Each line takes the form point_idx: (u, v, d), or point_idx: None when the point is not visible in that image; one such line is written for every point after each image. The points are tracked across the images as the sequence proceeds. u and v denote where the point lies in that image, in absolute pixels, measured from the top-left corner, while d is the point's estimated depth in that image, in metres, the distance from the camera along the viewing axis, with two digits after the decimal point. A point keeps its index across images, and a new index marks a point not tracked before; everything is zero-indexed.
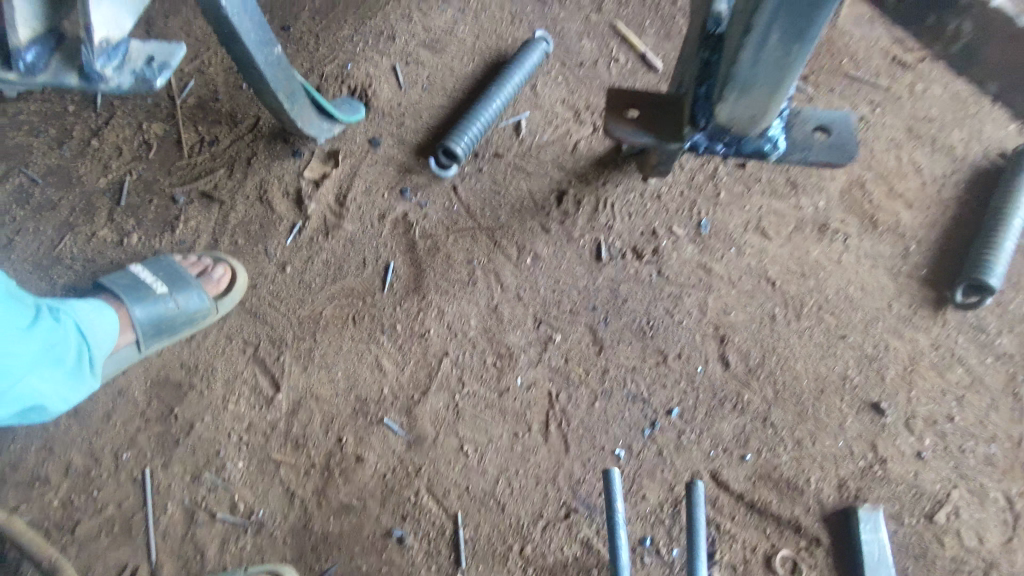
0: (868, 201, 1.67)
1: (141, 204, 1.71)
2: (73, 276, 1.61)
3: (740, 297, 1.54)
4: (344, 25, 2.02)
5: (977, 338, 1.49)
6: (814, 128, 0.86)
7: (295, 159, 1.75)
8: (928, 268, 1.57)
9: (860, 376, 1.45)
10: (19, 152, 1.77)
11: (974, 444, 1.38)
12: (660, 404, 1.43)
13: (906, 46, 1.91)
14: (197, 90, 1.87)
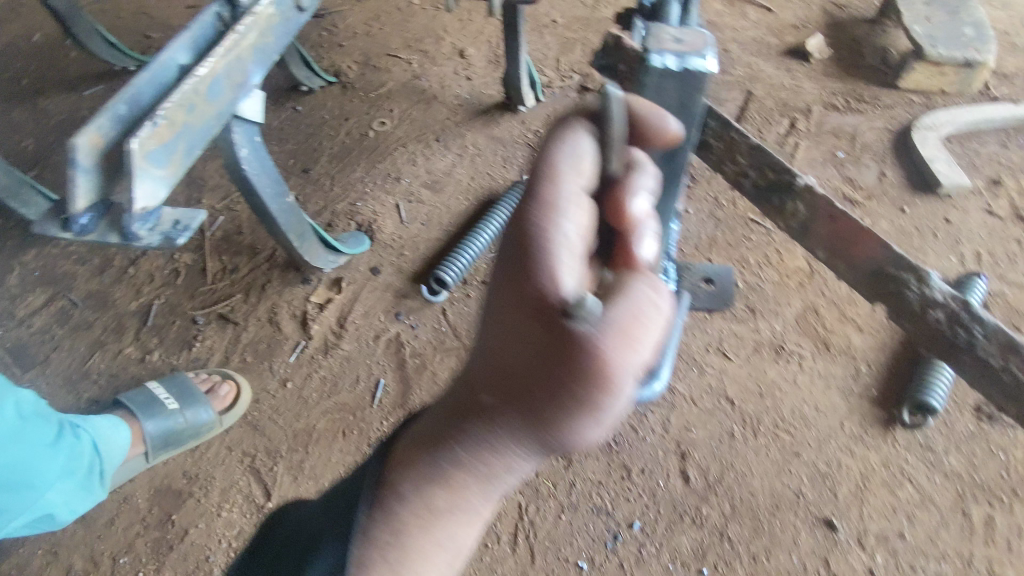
0: (822, 325, 1.82)
1: (165, 325, 1.92)
2: (97, 389, 1.79)
3: (701, 415, 1.67)
4: (357, 168, 2.34)
5: (926, 457, 1.59)
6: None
7: (305, 285, 1.98)
8: (877, 389, 1.70)
9: (813, 493, 1.54)
10: (65, 279, 2.03)
11: (925, 562, 1.45)
12: (623, 517, 1.52)
13: (855, 186, 2.17)
14: (225, 225, 2.15)
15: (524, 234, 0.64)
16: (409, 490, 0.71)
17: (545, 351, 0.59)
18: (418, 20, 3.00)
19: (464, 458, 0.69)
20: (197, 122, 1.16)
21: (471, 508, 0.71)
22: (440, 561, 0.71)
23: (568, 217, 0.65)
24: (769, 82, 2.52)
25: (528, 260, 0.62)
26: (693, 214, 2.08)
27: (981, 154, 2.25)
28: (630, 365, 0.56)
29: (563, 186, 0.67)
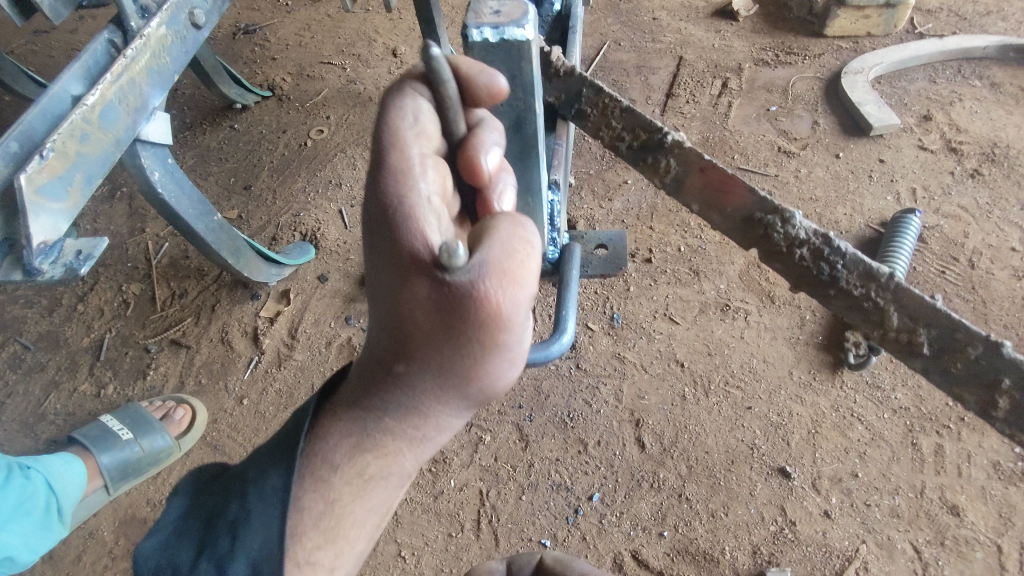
0: (765, 279, 1.84)
1: (118, 357, 1.92)
2: (55, 429, 1.79)
3: (652, 381, 1.68)
4: (298, 179, 2.34)
5: (873, 395, 1.61)
6: (597, 247, 1.28)
7: (253, 301, 1.98)
8: (823, 335, 1.72)
9: (767, 443, 1.56)
10: (15, 323, 2.02)
11: (879, 498, 1.47)
12: (582, 490, 1.53)
13: (789, 138, 2.18)
14: (170, 251, 2.15)
15: (386, 207, 0.67)
16: (338, 456, 0.73)
17: (438, 307, 0.66)
18: (350, 25, 2.99)
19: (390, 421, 0.74)
20: (93, 151, 1.18)
21: (400, 465, 0.77)
22: (369, 519, 0.76)
23: (424, 180, 0.69)
24: (700, 45, 2.52)
25: (395, 228, 0.67)
26: (632, 184, 2.09)
27: (910, 91, 2.27)
28: (517, 299, 0.66)
29: (410, 152, 0.68)
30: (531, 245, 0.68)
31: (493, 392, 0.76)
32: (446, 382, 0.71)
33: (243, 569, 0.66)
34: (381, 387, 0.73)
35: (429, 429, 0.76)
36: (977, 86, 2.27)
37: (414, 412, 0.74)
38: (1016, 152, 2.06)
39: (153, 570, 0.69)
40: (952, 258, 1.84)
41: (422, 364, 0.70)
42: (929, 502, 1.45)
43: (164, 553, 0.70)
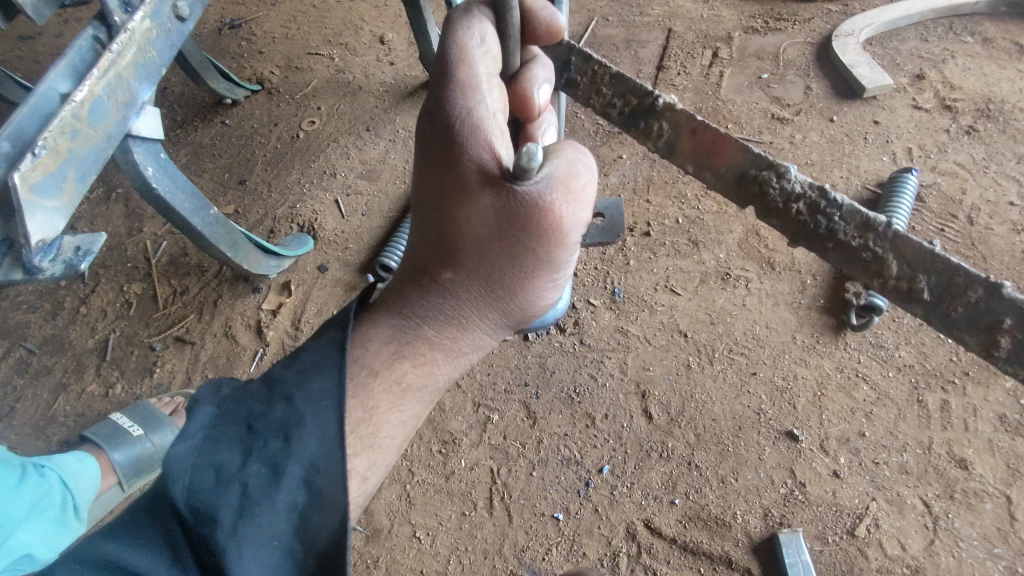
0: (764, 246, 1.84)
1: (124, 356, 1.93)
2: (66, 430, 1.80)
3: (657, 352, 1.68)
4: (292, 171, 2.33)
5: (878, 354, 1.62)
6: None
7: (255, 294, 1.99)
8: (824, 298, 1.72)
9: (773, 408, 1.56)
10: (19, 329, 2.03)
11: (887, 455, 1.48)
12: (592, 464, 1.54)
13: (782, 104, 2.17)
14: (169, 249, 2.15)
15: (455, 121, 0.76)
16: (379, 364, 0.79)
17: (503, 216, 0.75)
18: (335, 14, 2.96)
19: (430, 330, 0.81)
20: (83, 148, 1.17)
21: (439, 371, 0.84)
22: (399, 434, 0.80)
23: (490, 98, 0.78)
24: (688, 16, 2.50)
25: (462, 141, 0.76)
26: (627, 159, 2.09)
27: (902, 51, 2.25)
28: (576, 218, 0.76)
29: (478, 70, 0.78)
30: (588, 174, 0.79)
31: (529, 313, 0.87)
32: (495, 294, 0.81)
33: (300, 469, 0.68)
34: (426, 294, 0.81)
35: (465, 343, 0.84)
36: (969, 43, 2.25)
37: (458, 323, 0.82)
38: (1011, 107, 2.05)
39: (192, 472, 0.68)
40: (950, 215, 1.84)
41: (477, 274, 0.79)
42: (936, 457, 1.46)
43: (202, 457, 0.69)
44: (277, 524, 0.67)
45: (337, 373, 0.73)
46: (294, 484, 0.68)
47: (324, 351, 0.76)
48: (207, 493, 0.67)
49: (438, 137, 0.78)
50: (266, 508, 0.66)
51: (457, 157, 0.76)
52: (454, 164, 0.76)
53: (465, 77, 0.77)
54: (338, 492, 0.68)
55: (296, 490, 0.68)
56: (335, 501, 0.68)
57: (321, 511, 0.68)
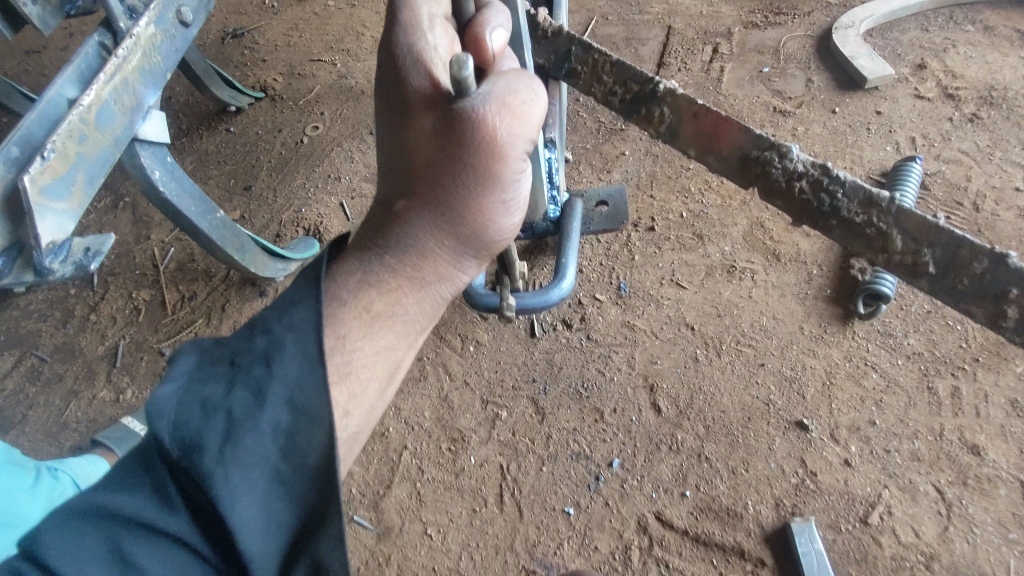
0: (769, 238, 1.83)
1: (134, 362, 1.94)
2: (78, 436, 1.81)
3: (664, 345, 1.68)
4: (297, 176, 2.35)
5: (886, 343, 1.61)
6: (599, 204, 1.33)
7: (262, 298, 2.00)
8: (831, 288, 1.72)
9: (782, 398, 1.56)
10: (31, 337, 2.04)
11: (898, 443, 1.47)
12: (602, 458, 1.54)
13: (784, 97, 2.17)
14: (177, 255, 2.16)
15: (396, 54, 0.73)
16: (346, 292, 0.73)
17: (442, 135, 0.71)
18: (337, 21, 2.99)
19: (393, 259, 0.75)
20: (92, 151, 1.19)
21: (408, 310, 0.75)
22: (381, 363, 0.73)
23: (434, 34, 0.74)
24: (688, 13, 2.51)
25: (402, 72, 0.73)
26: (629, 155, 2.09)
27: (903, 42, 2.25)
28: (515, 131, 0.71)
29: (420, 9, 0.74)
30: (535, 92, 0.73)
31: (492, 241, 0.79)
32: (446, 218, 0.74)
33: (282, 390, 0.64)
34: (382, 230, 0.76)
35: (431, 272, 0.76)
36: (970, 32, 2.25)
37: (416, 252, 0.75)
38: (1014, 94, 2.05)
39: (178, 408, 0.66)
40: (956, 203, 1.83)
41: (424, 199, 0.73)
42: (948, 444, 1.46)
43: (188, 394, 0.67)
44: (264, 446, 0.63)
45: (312, 302, 0.68)
46: (277, 405, 0.64)
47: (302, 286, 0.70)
48: (195, 426, 0.64)
49: (383, 75, 0.76)
50: (250, 431, 0.63)
51: (398, 87, 0.74)
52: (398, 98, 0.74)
53: (405, 15, 0.74)
54: (324, 409, 0.64)
55: (280, 412, 0.64)
56: (319, 417, 0.63)
57: (308, 432, 0.64)
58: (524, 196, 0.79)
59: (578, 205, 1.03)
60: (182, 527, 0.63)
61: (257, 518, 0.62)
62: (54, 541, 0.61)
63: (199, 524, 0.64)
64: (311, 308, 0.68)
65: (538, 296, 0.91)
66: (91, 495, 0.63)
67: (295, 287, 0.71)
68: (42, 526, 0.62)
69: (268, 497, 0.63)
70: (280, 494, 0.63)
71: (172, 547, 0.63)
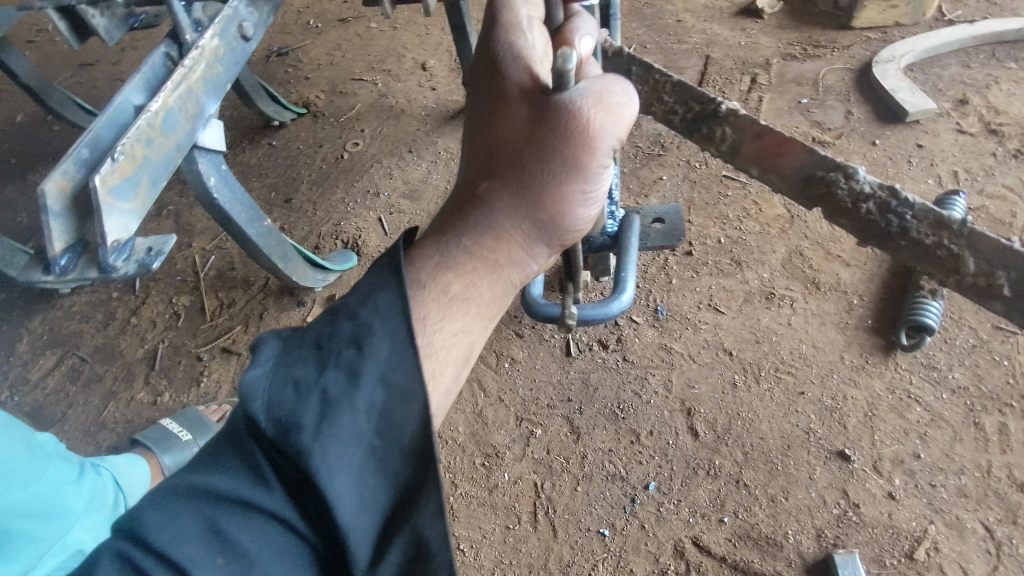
0: (809, 266, 1.83)
1: (172, 366, 1.97)
2: (115, 436, 1.84)
3: (701, 370, 1.67)
4: (336, 190, 2.39)
5: (930, 375, 1.59)
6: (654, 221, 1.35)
7: (300, 308, 2.03)
8: (872, 318, 1.71)
9: (823, 428, 1.54)
10: (73, 338, 2.08)
11: (944, 478, 1.44)
12: (638, 480, 1.53)
13: (823, 128, 2.18)
14: (217, 263, 2.20)
15: (495, 51, 0.77)
16: (426, 276, 0.76)
17: (536, 127, 0.74)
18: (379, 43, 3.06)
19: (474, 242, 0.77)
20: (157, 154, 1.22)
21: (482, 294, 0.78)
22: (457, 347, 0.75)
23: (531, 35, 0.78)
24: (726, 43, 2.54)
25: (501, 68, 0.77)
26: (667, 180, 2.10)
27: (943, 77, 2.26)
28: (608, 128, 0.72)
29: (519, 13, 0.78)
30: (625, 89, 0.75)
31: (569, 232, 0.80)
32: (529, 205, 0.76)
33: (375, 370, 0.66)
34: (463, 215, 0.78)
35: (505, 257, 0.79)
36: (1012, 69, 2.26)
37: (494, 236, 0.77)
38: None
39: (270, 390, 0.67)
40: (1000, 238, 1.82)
41: (508, 184, 0.76)
42: (996, 481, 1.43)
43: (278, 376, 0.68)
44: (358, 423, 0.64)
45: (396, 287, 0.70)
46: (371, 385, 0.65)
47: (380, 270, 0.72)
48: (290, 406, 0.65)
49: (480, 71, 0.79)
50: (346, 409, 0.64)
51: (495, 81, 0.77)
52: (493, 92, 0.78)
53: (506, 16, 0.78)
54: (417, 385, 0.65)
55: (373, 390, 0.65)
56: (413, 393, 0.65)
57: (402, 406, 0.65)
58: (602, 195, 0.81)
59: (636, 218, 1.03)
60: (277, 505, 0.65)
61: (352, 493, 0.63)
62: (157, 524, 0.64)
63: (293, 501, 0.65)
64: (397, 291, 0.69)
65: (598, 309, 0.92)
66: (187, 479, 0.67)
67: (371, 278, 0.72)
68: (145, 511, 0.66)
69: (362, 475, 0.64)
70: (374, 471, 0.65)
71: (269, 525, 0.65)
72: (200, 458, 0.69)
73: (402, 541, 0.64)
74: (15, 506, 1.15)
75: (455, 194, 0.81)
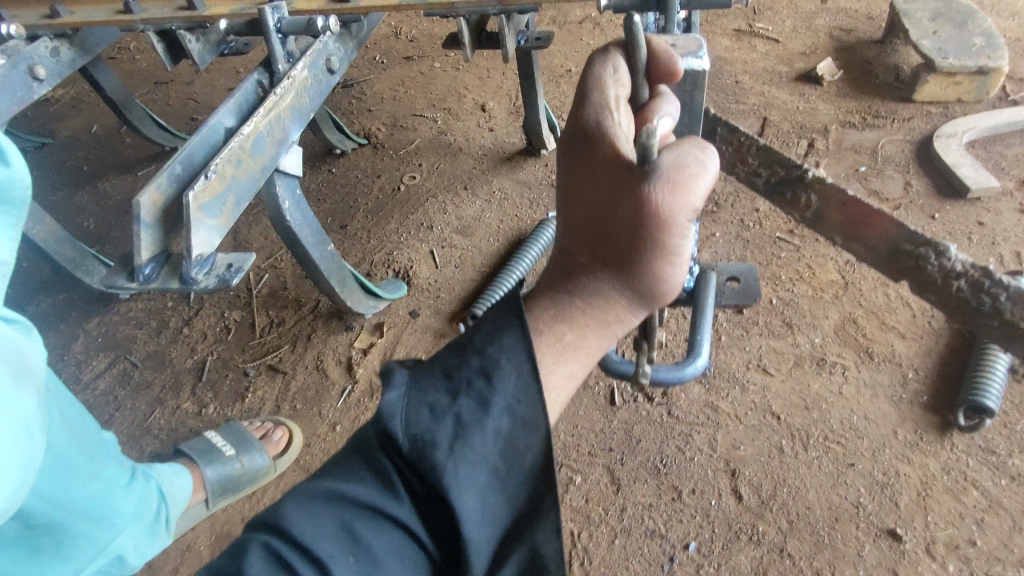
0: (862, 335, 1.80)
1: (219, 378, 2.01)
2: (159, 443, 1.88)
3: (748, 432, 1.65)
4: (391, 221, 2.45)
5: (988, 459, 1.54)
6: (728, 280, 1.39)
7: (348, 332, 2.06)
8: (928, 394, 1.67)
9: (873, 503, 1.50)
10: (126, 342, 2.14)
11: (1002, 569, 1.39)
12: (678, 539, 1.50)
13: (881, 198, 2.18)
14: (270, 282, 2.25)
15: (586, 130, 0.80)
16: (542, 324, 0.80)
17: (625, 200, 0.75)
18: (441, 82, 3.15)
19: (580, 302, 0.80)
20: (244, 175, 1.28)
21: (588, 348, 0.80)
22: (565, 387, 0.79)
23: (619, 115, 0.80)
24: (785, 107, 2.56)
25: (592, 145, 0.79)
26: (720, 237, 2.10)
27: (1007, 156, 2.25)
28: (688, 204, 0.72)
29: (609, 93, 0.80)
30: (704, 164, 0.73)
31: (667, 296, 0.80)
32: (627, 272, 0.77)
33: (503, 401, 0.71)
34: (567, 279, 0.81)
35: (612, 316, 0.80)
36: None
37: (599, 299, 0.79)
38: None
39: (405, 411, 0.72)
40: None
41: (606, 254, 0.78)
42: None
43: (413, 399, 0.72)
44: (487, 446, 0.70)
45: (520, 329, 0.74)
46: (500, 412, 0.71)
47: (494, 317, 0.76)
48: (425, 425, 0.70)
49: (572, 146, 0.82)
50: (478, 432, 0.69)
51: (589, 157, 0.79)
52: (585, 166, 0.80)
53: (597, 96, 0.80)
54: (541, 415, 0.71)
55: (500, 417, 0.70)
56: (537, 423, 0.70)
57: (523, 434, 0.71)
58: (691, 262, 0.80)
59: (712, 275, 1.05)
60: (407, 516, 0.70)
61: (478, 509, 0.68)
62: (298, 519, 0.71)
63: (419, 511, 0.71)
64: (520, 334, 0.73)
65: (674, 373, 0.97)
66: (324, 483, 0.73)
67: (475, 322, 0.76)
68: (286, 506, 0.73)
69: (487, 493, 0.69)
70: (498, 488, 0.70)
71: (397, 533, 0.70)
72: (331, 466, 0.76)
73: (520, 555, 0.68)
74: (72, 502, 1.17)
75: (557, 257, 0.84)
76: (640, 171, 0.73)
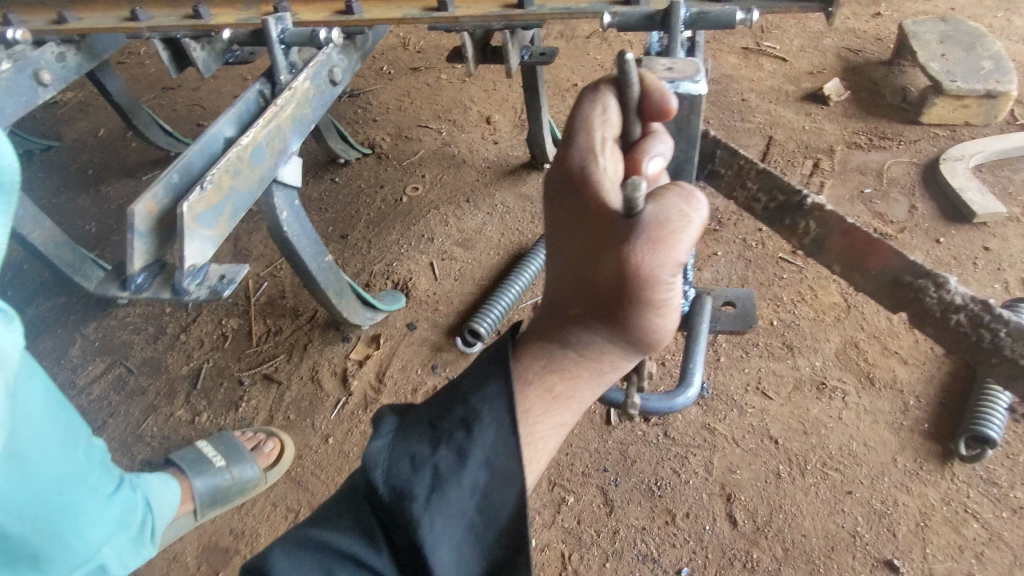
0: (863, 359, 1.78)
1: (213, 387, 2.00)
2: (151, 451, 1.86)
3: (745, 455, 1.62)
4: (392, 232, 2.44)
5: (990, 491, 1.51)
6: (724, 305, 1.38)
7: (344, 343, 2.05)
8: (929, 422, 1.64)
9: (870, 532, 1.47)
10: (122, 347, 2.14)
11: None
12: (670, 564, 1.47)
13: (886, 221, 2.16)
14: (268, 290, 2.24)
15: (571, 176, 0.76)
16: (531, 374, 0.80)
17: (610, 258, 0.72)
18: (447, 93, 3.16)
19: (574, 352, 0.80)
20: (242, 185, 1.27)
21: (581, 395, 0.81)
22: (552, 439, 0.80)
23: (605, 158, 0.76)
24: (791, 126, 2.55)
25: (577, 193, 0.76)
26: (722, 256, 2.09)
27: (1014, 181, 2.23)
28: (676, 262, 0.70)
29: (596, 135, 0.76)
30: (690, 217, 0.70)
31: (660, 343, 0.79)
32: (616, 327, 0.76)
33: (481, 455, 0.72)
34: (558, 327, 0.81)
35: (607, 363, 0.81)
36: None
37: (592, 348, 0.79)
38: None
39: (389, 462, 0.73)
40: None
41: (594, 307, 0.77)
42: None
43: (396, 449, 0.74)
44: (463, 500, 0.70)
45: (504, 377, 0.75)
46: (477, 468, 0.71)
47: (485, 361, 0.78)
48: (405, 476, 0.72)
49: (559, 189, 0.79)
50: (455, 486, 0.70)
51: (575, 205, 0.77)
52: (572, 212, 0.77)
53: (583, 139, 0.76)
54: (519, 467, 0.71)
55: (478, 471, 0.71)
56: (514, 476, 0.71)
57: (501, 490, 0.71)
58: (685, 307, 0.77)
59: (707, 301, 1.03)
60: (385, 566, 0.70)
61: (451, 566, 0.69)
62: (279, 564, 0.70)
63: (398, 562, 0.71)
64: (504, 383, 0.75)
65: (665, 400, 0.95)
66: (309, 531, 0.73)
67: None
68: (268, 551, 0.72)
69: (462, 546, 0.70)
70: (473, 544, 0.70)
71: None
72: (316, 515, 0.76)
73: None
74: (60, 511, 1.17)
75: (549, 299, 0.83)
76: (625, 227, 0.70)
